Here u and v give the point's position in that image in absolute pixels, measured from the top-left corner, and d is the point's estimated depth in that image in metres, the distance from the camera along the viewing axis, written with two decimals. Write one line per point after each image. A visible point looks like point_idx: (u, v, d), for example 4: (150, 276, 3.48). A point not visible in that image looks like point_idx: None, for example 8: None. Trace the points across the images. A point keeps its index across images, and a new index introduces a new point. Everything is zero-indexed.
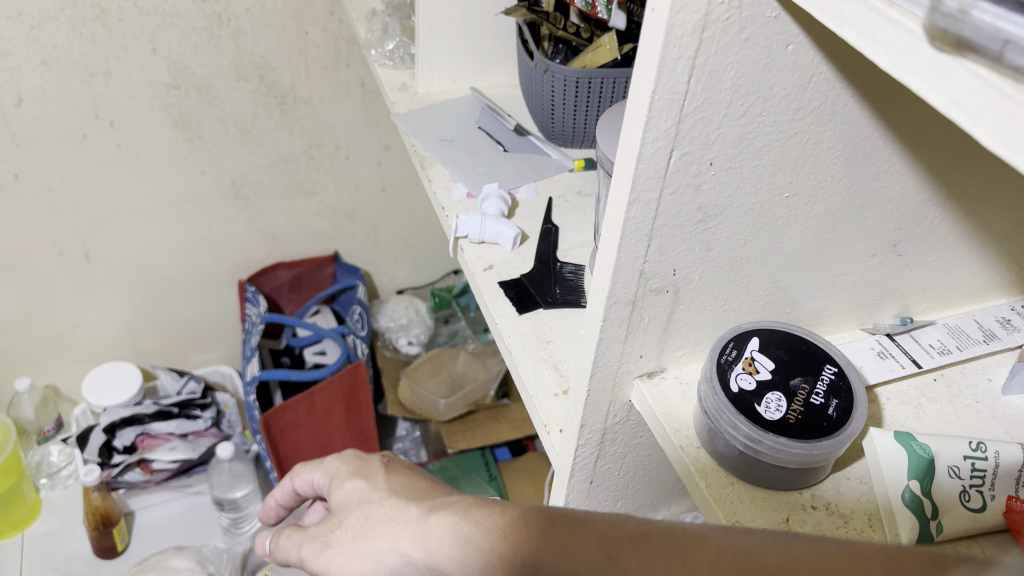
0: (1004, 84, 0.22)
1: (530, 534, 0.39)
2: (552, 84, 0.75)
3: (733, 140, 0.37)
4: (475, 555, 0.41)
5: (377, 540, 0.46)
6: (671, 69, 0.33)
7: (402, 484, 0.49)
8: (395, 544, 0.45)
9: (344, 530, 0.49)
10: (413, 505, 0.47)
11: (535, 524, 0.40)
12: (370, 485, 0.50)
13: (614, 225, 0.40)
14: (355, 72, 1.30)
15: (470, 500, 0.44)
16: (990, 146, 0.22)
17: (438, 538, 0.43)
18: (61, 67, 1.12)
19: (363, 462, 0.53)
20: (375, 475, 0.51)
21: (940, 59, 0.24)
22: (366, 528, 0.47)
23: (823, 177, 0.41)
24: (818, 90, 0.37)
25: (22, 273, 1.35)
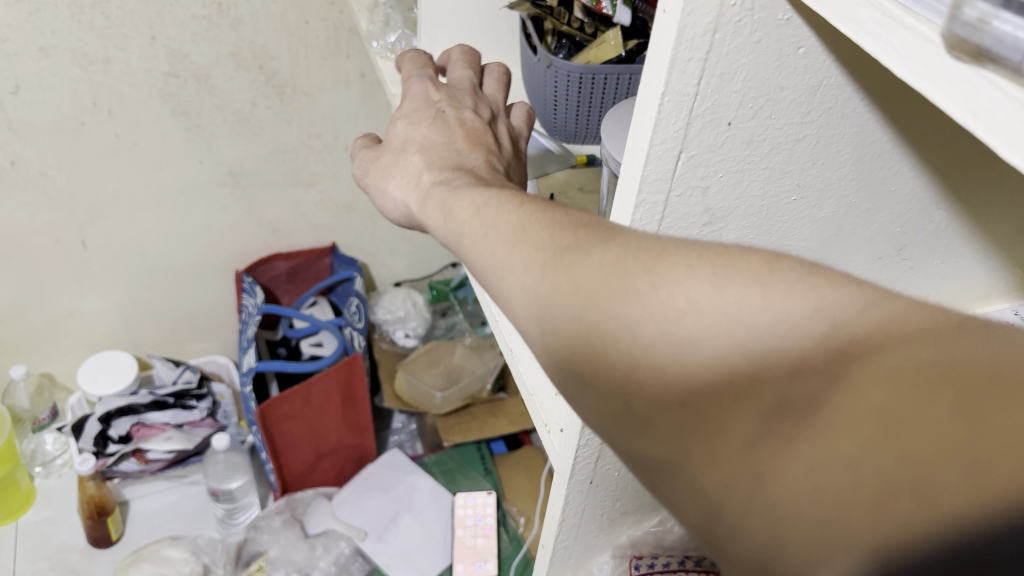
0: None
1: (506, 208, 0.39)
2: (555, 80, 0.74)
3: (741, 143, 0.37)
4: (452, 220, 0.42)
5: (393, 190, 0.51)
6: (681, 71, 0.33)
7: (437, 140, 0.52)
8: (403, 198, 0.49)
9: (380, 166, 0.53)
10: (426, 170, 0.49)
11: (513, 202, 0.40)
12: (417, 135, 0.53)
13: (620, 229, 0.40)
14: (355, 62, 1.30)
15: (473, 180, 0.45)
16: (1004, 153, 0.22)
17: (431, 200, 0.45)
18: (60, 54, 1.11)
19: (430, 111, 0.55)
20: (425, 129, 0.53)
21: (958, 69, 0.24)
22: (392, 174, 0.51)
23: (831, 180, 0.41)
24: (828, 93, 0.37)
25: (18, 261, 1.34)
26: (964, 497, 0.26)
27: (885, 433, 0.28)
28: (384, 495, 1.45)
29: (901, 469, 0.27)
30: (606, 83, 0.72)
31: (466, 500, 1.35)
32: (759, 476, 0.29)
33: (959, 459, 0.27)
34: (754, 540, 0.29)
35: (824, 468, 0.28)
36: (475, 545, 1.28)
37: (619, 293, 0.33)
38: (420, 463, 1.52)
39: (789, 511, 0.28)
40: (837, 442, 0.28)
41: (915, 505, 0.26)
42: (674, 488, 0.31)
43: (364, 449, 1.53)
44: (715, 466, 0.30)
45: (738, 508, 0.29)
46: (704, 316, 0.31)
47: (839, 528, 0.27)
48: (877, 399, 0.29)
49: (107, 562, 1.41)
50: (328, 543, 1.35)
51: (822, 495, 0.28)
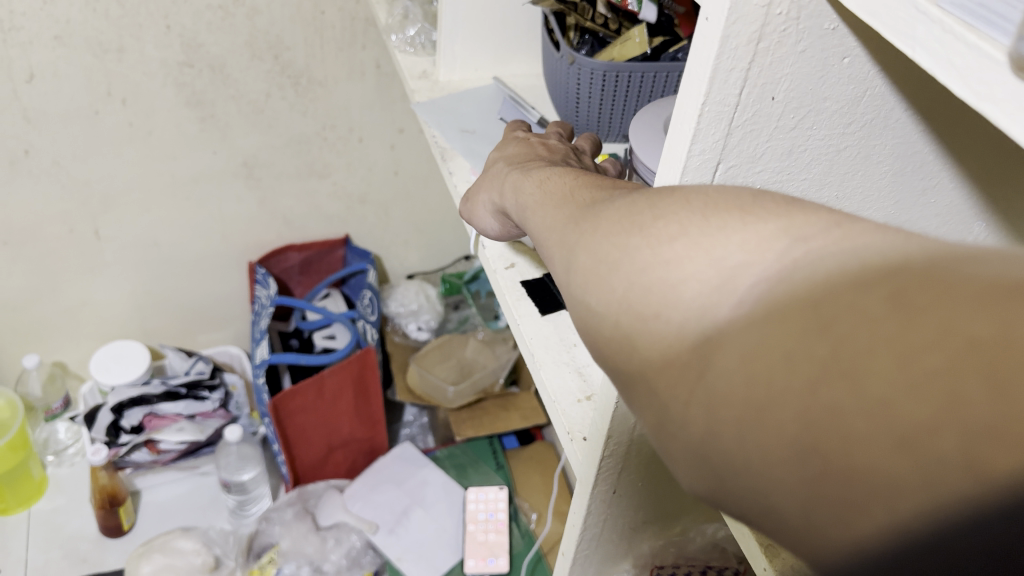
0: None
1: (566, 184, 0.41)
2: (578, 78, 0.72)
3: (781, 154, 0.36)
4: (520, 200, 0.44)
5: (479, 195, 0.54)
6: (723, 81, 0.32)
7: (518, 151, 0.56)
8: (488, 199, 0.52)
9: (475, 184, 0.57)
10: (507, 168, 0.52)
11: (572, 180, 0.41)
12: (506, 153, 0.57)
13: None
14: (370, 53, 1.28)
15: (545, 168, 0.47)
16: None
17: (507, 190, 0.48)
18: (74, 43, 1.11)
19: (524, 138, 0.59)
20: (515, 149, 0.57)
21: None
22: (480, 183, 0.55)
23: (870, 190, 0.39)
24: (872, 103, 0.35)
25: (32, 250, 1.34)
26: (911, 396, 0.20)
27: (837, 315, 0.22)
28: (395, 488, 1.44)
29: (841, 358, 0.21)
30: (629, 80, 0.70)
31: (477, 496, 1.37)
32: (697, 373, 0.25)
33: (922, 349, 0.20)
34: (689, 440, 0.25)
35: (755, 355, 0.23)
36: (487, 540, 1.31)
37: (620, 217, 0.31)
38: (432, 457, 1.51)
39: (717, 407, 0.24)
40: (776, 327, 0.23)
41: (845, 400, 0.21)
42: (640, 395, 0.27)
43: (375, 442, 1.52)
44: (665, 369, 0.26)
45: (674, 417, 0.25)
46: (690, 233, 0.28)
47: (765, 432, 0.22)
48: (838, 285, 0.23)
49: (119, 551, 1.41)
50: (340, 535, 1.34)
51: (748, 386, 0.23)
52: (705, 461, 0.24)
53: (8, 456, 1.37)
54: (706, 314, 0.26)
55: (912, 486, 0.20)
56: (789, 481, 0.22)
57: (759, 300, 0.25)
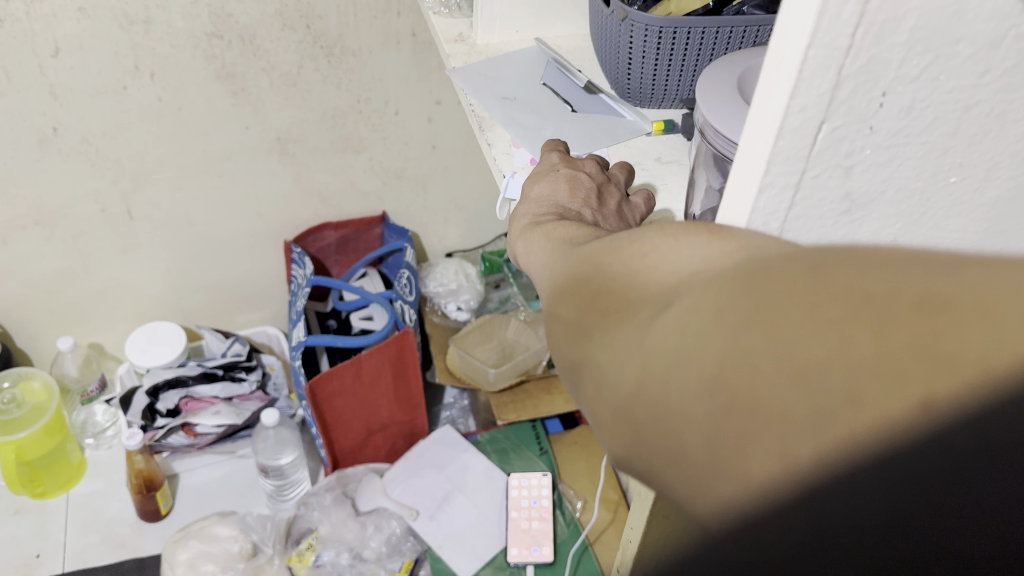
0: None
1: (564, 222, 0.49)
2: (630, 35, 0.65)
3: (899, 111, 0.33)
4: (519, 226, 0.52)
5: (506, 234, 0.54)
6: (834, 18, 0.28)
7: (542, 193, 0.54)
8: (510, 237, 0.53)
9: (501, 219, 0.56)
10: (526, 200, 0.54)
11: (569, 220, 0.49)
12: (531, 188, 0.55)
13: (742, 208, 0.36)
14: (406, 20, 1.22)
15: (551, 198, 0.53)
16: None
17: (515, 218, 0.54)
18: (99, 15, 1.06)
19: (551, 158, 0.59)
20: (540, 181, 0.55)
21: None
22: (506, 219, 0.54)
23: (1000, 159, 0.36)
24: (1012, 47, 0.31)
25: (65, 230, 1.31)
26: (809, 341, 0.27)
27: (764, 286, 0.30)
28: (436, 474, 1.39)
29: (759, 316, 0.29)
30: (688, 37, 0.63)
31: (520, 482, 1.31)
32: (646, 335, 0.33)
33: (825, 304, 0.28)
34: (630, 387, 0.33)
35: (696, 317, 0.31)
36: (530, 528, 1.26)
37: (609, 246, 0.40)
38: (473, 441, 1.45)
39: (659, 359, 0.32)
40: (715, 299, 0.31)
41: (758, 346, 0.28)
42: (600, 361, 0.35)
43: (415, 425, 1.48)
44: (622, 335, 0.34)
45: (633, 371, 0.33)
46: (671, 242, 0.36)
47: (699, 371, 0.30)
48: (766, 269, 0.30)
49: (157, 536, 1.39)
50: (379, 522, 1.31)
51: (685, 340, 0.31)
52: (638, 405, 0.32)
53: (43, 440, 1.35)
54: (664, 293, 0.34)
55: (798, 410, 0.27)
56: (706, 411, 0.29)
57: (710, 281, 0.32)
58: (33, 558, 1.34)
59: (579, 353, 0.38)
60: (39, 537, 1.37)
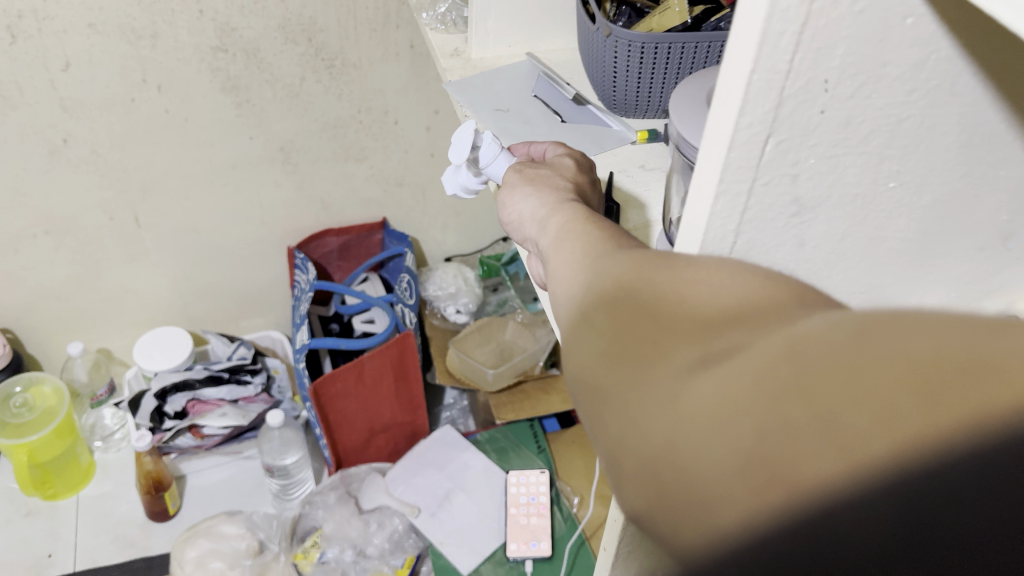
0: None
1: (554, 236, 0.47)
2: (615, 50, 0.69)
3: (838, 126, 0.33)
4: (535, 203, 0.53)
5: (523, 189, 0.55)
6: (773, 46, 0.29)
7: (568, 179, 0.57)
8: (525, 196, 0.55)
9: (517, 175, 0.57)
10: (552, 176, 0.57)
11: (558, 230, 0.48)
12: (556, 171, 0.58)
13: (694, 219, 0.35)
14: (404, 33, 1.26)
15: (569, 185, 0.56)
16: None
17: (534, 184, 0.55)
18: (108, 30, 1.10)
19: (571, 154, 0.63)
20: (564, 169, 0.59)
21: None
22: (525, 181, 0.56)
23: (934, 166, 0.36)
24: (937, 68, 0.32)
25: (74, 239, 1.35)
26: (854, 414, 0.26)
27: (806, 350, 0.27)
28: (437, 473, 1.43)
29: (810, 386, 0.27)
30: (669, 53, 0.68)
31: (520, 479, 1.34)
32: (666, 394, 0.30)
33: (871, 372, 0.26)
34: (649, 453, 0.30)
35: (725, 382, 0.28)
36: (529, 524, 1.30)
37: (603, 281, 0.37)
38: (473, 440, 1.49)
39: (688, 425, 0.29)
40: (751, 361, 0.28)
41: (808, 421, 0.26)
42: (606, 417, 0.32)
43: (416, 425, 1.51)
44: (637, 391, 0.31)
45: (644, 432, 0.30)
46: (682, 271, 0.34)
47: (729, 442, 0.27)
48: (802, 329, 0.28)
49: (165, 536, 1.43)
50: (382, 519, 1.35)
51: (720, 406, 0.28)
52: (661, 473, 0.29)
53: (54, 443, 1.39)
54: (682, 336, 0.31)
55: (843, 485, 0.26)
56: (740, 485, 0.27)
57: (736, 335, 0.30)
58: (44, 558, 1.38)
59: (579, 402, 0.35)
60: (50, 538, 1.41)
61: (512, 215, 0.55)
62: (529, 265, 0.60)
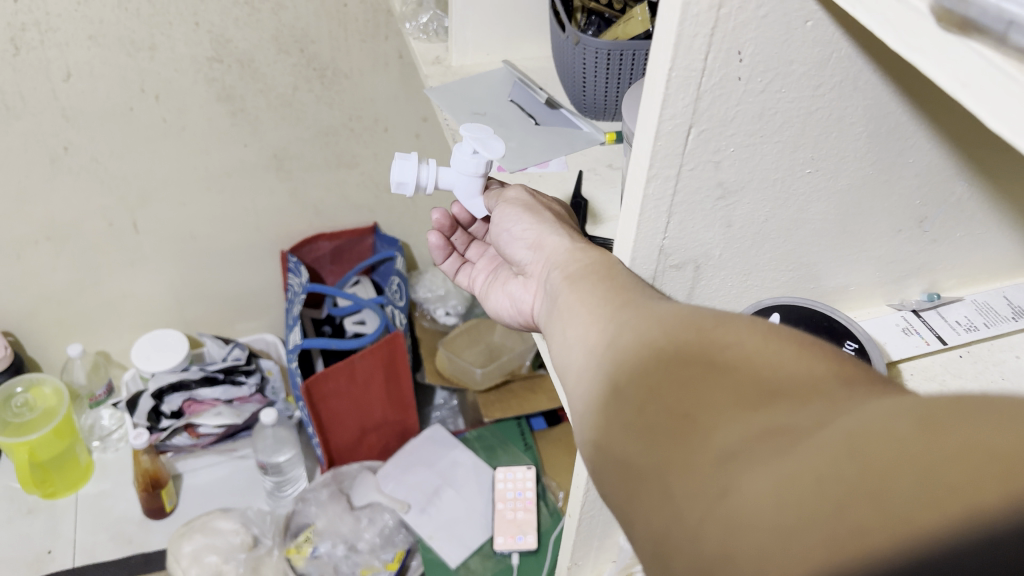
0: (1006, 63, 0.23)
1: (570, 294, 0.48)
2: (583, 57, 0.75)
3: (752, 117, 0.37)
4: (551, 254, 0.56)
5: (526, 225, 0.60)
6: (687, 47, 0.34)
7: (550, 213, 0.61)
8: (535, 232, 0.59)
9: (504, 211, 0.62)
10: (546, 213, 0.61)
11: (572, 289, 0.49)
12: (541, 205, 0.62)
13: (632, 204, 0.40)
14: (393, 44, 1.30)
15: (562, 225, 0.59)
16: (986, 123, 0.23)
17: (534, 224, 0.60)
18: (108, 42, 1.15)
19: (541, 193, 0.66)
20: (547, 204, 0.63)
21: (947, 40, 0.24)
22: (526, 216, 0.61)
23: (846, 154, 0.41)
24: (839, 66, 0.37)
25: (74, 244, 1.39)
26: (923, 514, 0.27)
27: (863, 448, 0.29)
28: (427, 469, 1.47)
29: (870, 485, 0.28)
30: (632, 59, 0.73)
31: (506, 475, 1.37)
32: (724, 493, 0.31)
33: (936, 474, 0.28)
34: (710, 550, 0.31)
35: (789, 485, 0.30)
36: (515, 518, 1.33)
37: (642, 359, 0.39)
38: (462, 439, 1.53)
39: (750, 523, 0.30)
40: (808, 461, 0.30)
41: (871, 521, 0.28)
42: (659, 509, 0.33)
43: (407, 424, 1.55)
44: (695, 485, 0.32)
45: (706, 529, 0.31)
46: (725, 355, 0.37)
47: (800, 544, 0.29)
48: (851, 425, 0.30)
49: (163, 532, 1.47)
50: (373, 515, 1.38)
51: (784, 506, 0.30)
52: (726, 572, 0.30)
53: (54, 442, 1.43)
54: (735, 427, 0.33)
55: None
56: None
57: (788, 429, 0.32)
58: (45, 554, 1.42)
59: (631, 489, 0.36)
60: (51, 535, 1.45)
61: (531, 234, 0.59)
62: (517, 293, 0.64)
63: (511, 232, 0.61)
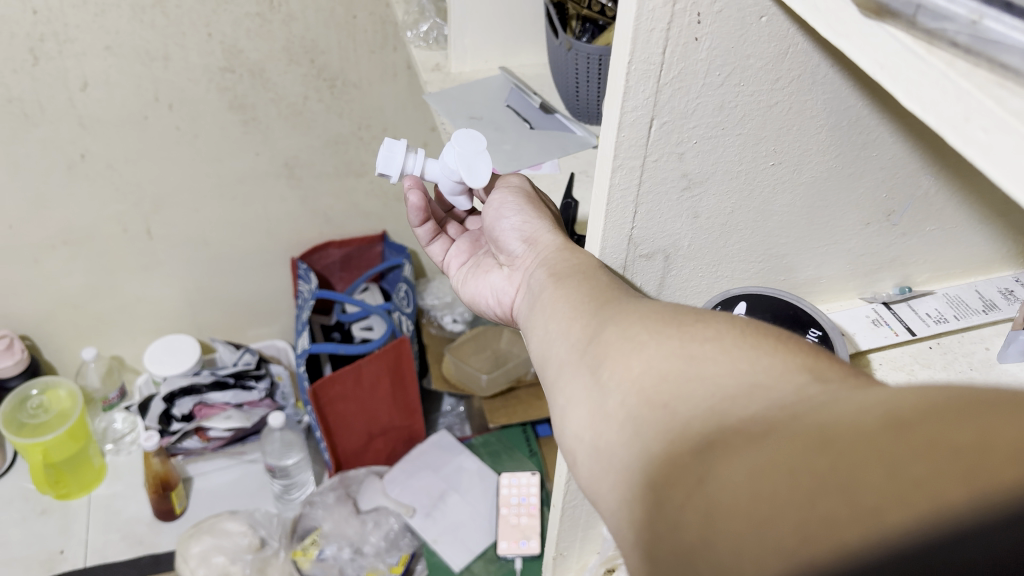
0: (917, 45, 0.26)
1: (559, 294, 0.49)
2: (576, 63, 0.78)
3: (713, 110, 0.40)
4: (546, 256, 0.57)
5: (521, 221, 0.61)
6: (645, 41, 0.37)
7: (540, 210, 0.62)
8: (530, 232, 0.60)
9: (496, 204, 0.63)
10: (539, 212, 0.62)
11: (560, 289, 0.49)
12: (533, 202, 0.63)
13: (601, 193, 0.44)
14: (401, 55, 1.33)
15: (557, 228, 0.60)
16: (901, 99, 0.26)
17: (527, 222, 0.61)
18: (124, 52, 1.18)
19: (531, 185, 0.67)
20: (538, 201, 0.64)
21: (867, 23, 0.28)
22: (519, 215, 0.62)
23: (808, 146, 0.44)
24: (796, 61, 0.39)
25: (90, 249, 1.42)
26: (892, 508, 0.26)
27: (833, 439, 0.29)
28: (433, 474, 1.49)
29: (838, 474, 0.28)
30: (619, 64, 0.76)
31: (510, 480, 1.36)
32: (702, 483, 0.31)
33: (905, 469, 0.27)
34: (687, 542, 0.30)
35: (760, 477, 0.29)
36: (520, 523, 1.31)
37: (632, 367, 0.39)
38: (468, 444, 1.55)
39: (723, 514, 0.30)
40: (782, 454, 0.30)
41: (838, 510, 0.27)
42: (645, 506, 0.33)
43: (413, 429, 1.57)
44: (674, 480, 0.32)
45: (683, 521, 0.31)
46: (712, 361, 0.37)
47: (768, 536, 0.28)
48: (827, 418, 0.30)
49: (172, 534, 1.49)
50: (378, 519, 1.39)
51: (756, 496, 0.29)
52: (700, 564, 0.30)
53: (68, 444, 1.45)
54: (716, 427, 0.33)
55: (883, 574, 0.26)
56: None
57: (767, 425, 0.32)
58: (57, 554, 1.44)
59: (616, 487, 0.36)
60: (63, 535, 1.47)
61: (529, 229, 0.61)
62: (500, 285, 0.65)
63: (505, 228, 0.62)
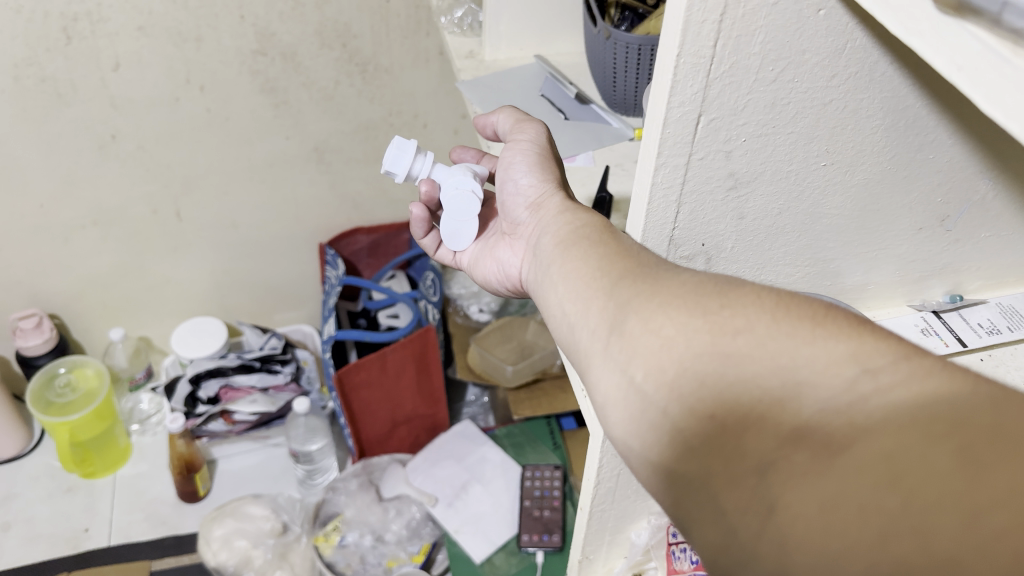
0: (1001, 48, 0.25)
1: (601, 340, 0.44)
2: (614, 52, 0.76)
3: (764, 106, 0.39)
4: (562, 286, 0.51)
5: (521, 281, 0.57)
6: (696, 33, 0.35)
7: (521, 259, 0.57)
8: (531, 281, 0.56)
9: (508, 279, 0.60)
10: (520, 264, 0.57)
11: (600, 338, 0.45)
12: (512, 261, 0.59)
13: (642, 190, 0.42)
14: (434, 40, 1.31)
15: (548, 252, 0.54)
16: (981, 103, 0.25)
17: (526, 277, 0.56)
18: (156, 33, 1.17)
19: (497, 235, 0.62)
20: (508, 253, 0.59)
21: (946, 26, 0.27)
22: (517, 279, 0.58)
23: (861, 146, 0.42)
24: (853, 57, 0.37)
25: (120, 229, 1.43)
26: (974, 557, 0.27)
27: (903, 471, 0.29)
28: (455, 464, 1.47)
29: (911, 515, 0.28)
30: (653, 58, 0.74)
31: (534, 474, 1.37)
32: (770, 506, 0.31)
33: (988, 518, 0.28)
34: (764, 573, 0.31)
35: (834, 506, 0.30)
36: (541, 516, 1.31)
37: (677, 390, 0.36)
38: (492, 435, 1.53)
39: (796, 545, 0.30)
40: (859, 482, 0.30)
41: (915, 554, 0.28)
42: (698, 517, 0.34)
43: (437, 418, 1.56)
44: (742, 502, 0.32)
45: (742, 537, 0.32)
46: (750, 359, 0.35)
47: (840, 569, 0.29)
48: (888, 445, 0.30)
49: (195, 516, 1.49)
50: (400, 507, 1.38)
51: (828, 523, 0.30)
52: None
53: (94, 423, 1.46)
54: (776, 442, 0.32)
55: None
56: None
57: (831, 456, 0.31)
58: (82, 532, 1.46)
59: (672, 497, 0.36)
60: (88, 514, 1.48)
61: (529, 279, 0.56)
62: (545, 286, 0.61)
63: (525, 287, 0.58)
